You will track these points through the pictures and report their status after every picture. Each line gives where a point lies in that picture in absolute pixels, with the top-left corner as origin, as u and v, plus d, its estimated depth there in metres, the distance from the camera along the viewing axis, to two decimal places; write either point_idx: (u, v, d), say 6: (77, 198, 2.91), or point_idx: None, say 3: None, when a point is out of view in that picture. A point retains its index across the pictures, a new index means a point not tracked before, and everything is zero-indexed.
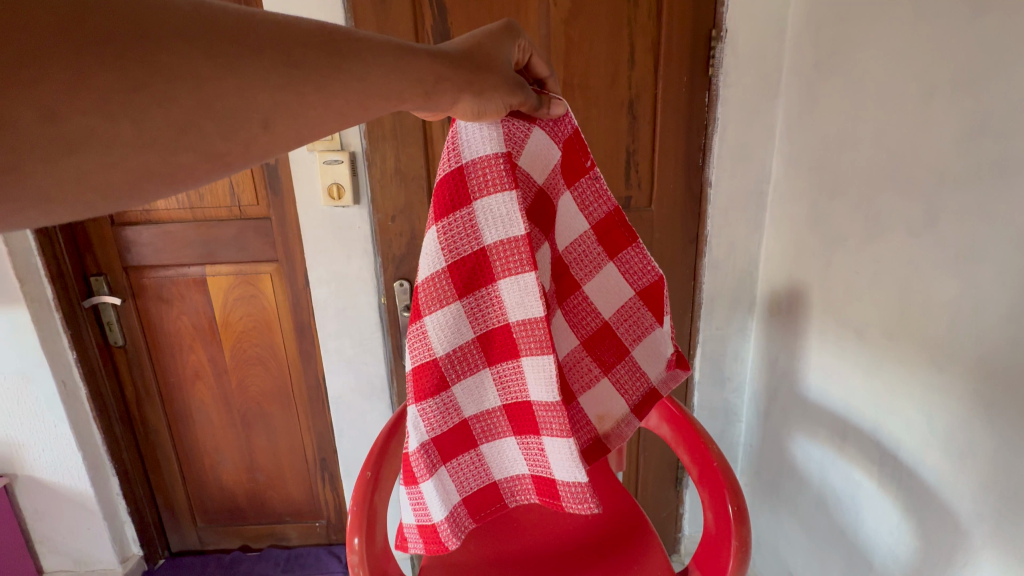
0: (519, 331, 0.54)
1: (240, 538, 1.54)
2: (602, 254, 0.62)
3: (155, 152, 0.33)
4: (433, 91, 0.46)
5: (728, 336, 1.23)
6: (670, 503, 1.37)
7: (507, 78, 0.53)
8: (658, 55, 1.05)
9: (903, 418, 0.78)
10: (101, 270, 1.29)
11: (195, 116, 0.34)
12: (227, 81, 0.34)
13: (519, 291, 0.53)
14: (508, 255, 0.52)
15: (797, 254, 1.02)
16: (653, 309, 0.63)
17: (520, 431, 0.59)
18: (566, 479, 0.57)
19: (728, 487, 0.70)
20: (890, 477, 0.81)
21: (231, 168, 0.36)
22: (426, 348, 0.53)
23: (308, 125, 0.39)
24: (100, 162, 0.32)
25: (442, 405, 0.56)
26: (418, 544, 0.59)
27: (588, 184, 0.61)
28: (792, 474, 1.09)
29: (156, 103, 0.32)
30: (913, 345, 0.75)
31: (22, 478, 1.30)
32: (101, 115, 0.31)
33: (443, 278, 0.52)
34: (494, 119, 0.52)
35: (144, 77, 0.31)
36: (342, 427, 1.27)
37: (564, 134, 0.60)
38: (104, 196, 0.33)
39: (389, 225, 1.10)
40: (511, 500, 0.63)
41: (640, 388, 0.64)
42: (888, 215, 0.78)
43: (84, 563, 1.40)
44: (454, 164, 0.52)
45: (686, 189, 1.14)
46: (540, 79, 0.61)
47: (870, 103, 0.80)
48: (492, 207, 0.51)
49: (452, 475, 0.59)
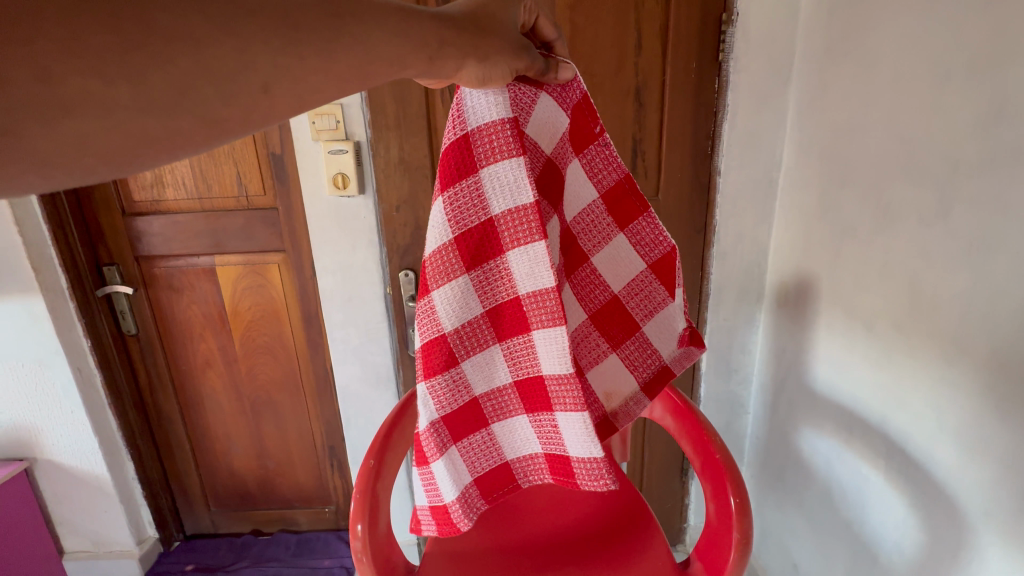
0: (529, 304, 0.54)
1: (251, 523, 1.58)
2: (612, 224, 0.62)
3: (154, 115, 0.34)
4: (437, 56, 0.47)
5: (735, 326, 1.22)
6: (675, 494, 1.38)
7: (512, 42, 0.52)
8: (666, 39, 1.03)
9: (912, 412, 0.77)
10: (113, 260, 1.31)
11: (194, 79, 0.35)
12: (226, 41, 0.35)
13: (528, 261, 0.52)
14: (517, 225, 0.52)
15: (807, 244, 1.01)
16: (665, 282, 0.62)
17: (532, 408, 0.60)
18: (582, 455, 0.58)
19: (729, 478, 0.70)
20: (897, 470, 0.81)
21: (231, 135, 0.38)
22: (434, 324, 0.54)
23: (308, 90, 0.40)
24: (97, 127, 0.33)
25: (452, 381, 0.56)
26: (431, 524, 0.62)
27: (597, 151, 0.60)
28: (798, 467, 1.09)
29: (153, 64, 0.33)
30: (924, 337, 0.74)
31: (42, 461, 1.34)
32: (97, 76, 0.32)
33: (450, 251, 0.52)
34: (501, 85, 0.51)
35: (141, 38, 0.33)
36: (350, 417, 1.28)
37: (573, 100, 0.59)
38: (101, 161, 0.34)
39: (393, 215, 1.09)
40: (524, 481, 0.64)
41: (652, 364, 0.64)
42: (900, 204, 0.76)
43: (103, 544, 1.44)
44: (459, 132, 0.51)
45: (694, 177, 1.12)
46: (547, 43, 0.59)
47: (884, 87, 0.78)
48: (500, 174, 0.51)
49: (463, 456, 0.60)
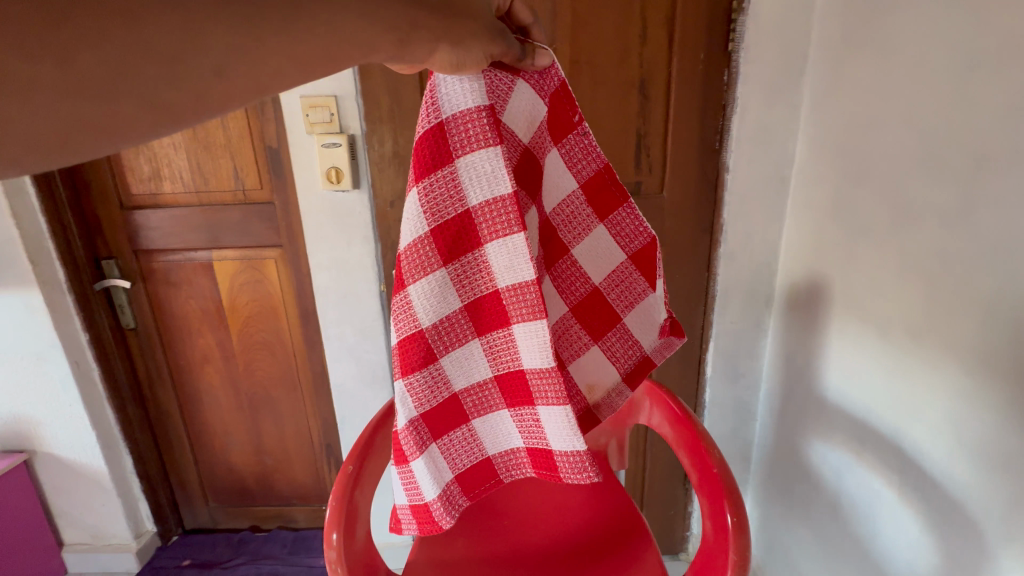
0: (508, 297, 0.52)
1: (249, 519, 1.57)
2: (592, 215, 0.62)
3: (88, 98, 0.34)
4: (407, 40, 0.45)
5: (743, 329, 1.17)
6: (678, 501, 1.33)
7: (487, 26, 0.50)
8: (673, 28, 0.98)
9: (928, 424, 0.72)
10: (111, 253, 1.30)
11: (133, 59, 0.34)
12: (171, 20, 0.34)
13: (507, 253, 0.51)
14: (494, 216, 0.50)
15: (819, 244, 0.96)
16: (646, 273, 0.63)
17: (514, 403, 0.59)
18: (564, 449, 0.56)
19: (727, 493, 0.66)
20: (911, 487, 0.75)
21: (182, 121, 0.36)
22: (411, 320, 0.52)
23: (266, 73, 0.38)
24: (29, 110, 0.33)
25: (430, 378, 0.55)
26: (412, 523, 0.59)
27: (576, 141, 0.59)
28: (806, 478, 1.04)
29: (85, 43, 0.33)
30: (943, 345, 0.68)
31: (41, 454, 1.34)
32: (23, 55, 0.32)
33: (426, 244, 0.51)
34: (475, 71, 0.49)
35: (71, 17, 0.32)
36: (344, 415, 1.26)
37: (551, 87, 0.57)
38: (39, 145, 0.34)
39: (388, 210, 1.07)
40: (505, 475, 0.63)
41: (633, 354, 0.65)
42: (920, 201, 0.71)
43: (101, 537, 1.44)
44: (434, 120, 0.49)
45: (701, 173, 1.07)
46: (523, 28, 0.56)
47: (905, 76, 0.73)
48: (477, 163, 0.49)
49: (444, 453, 0.59)
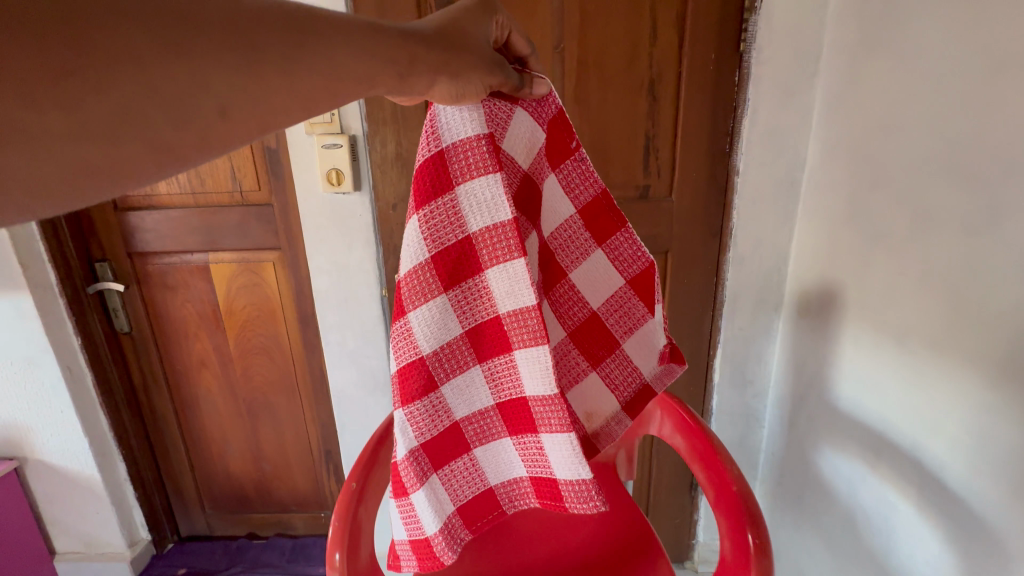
0: (509, 323, 0.54)
1: (246, 526, 1.54)
2: (590, 240, 0.62)
3: (92, 144, 0.31)
4: (408, 73, 0.47)
5: (751, 336, 1.15)
6: (684, 509, 1.31)
7: (485, 57, 0.53)
8: (683, 29, 0.95)
9: (949, 438, 0.70)
10: (106, 256, 1.27)
11: (139, 103, 0.32)
12: (175, 63, 0.32)
13: (507, 280, 0.53)
14: (495, 243, 0.52)
15: (831, 251, 0.94)
16: (645, 299, 0.63)
17: (515, 431, 0.59)
18: (569, 478, 0.56)
19: (748, 516, 0.63)
20: (931, 502, 0.73)
21: (185, 163, 0.34)
22: (412, 347, 0.53)
23: (269, 112, 0.37)
24: (23, 160, 0.29)
25: (431, 406, 0.55)
26: (411, 560, 0.58)
27: (574, 166, 0.61)
28: (817, 489, 1.02)
29: (89, 89, 0.30)
30: (966, 357, 0.66)
31: (33, 461, 1.31)
32: (21, 102, 0.29)
33: (427, 271, 0.52)
34: (475, 101, 0.52)
35: (75, 63, 0.30)
36: (344, 422, 1.23)
37: (548, 115, 0.59)
38: (29, 198, 0.30)
39: (391, 213, 1.04)
40: (509, 505, 0.64)
41: (633, 383, 0.64)
42: (942, 209, 0.69)
43: (95, 546, 1.41)
44: (434, 149, 0.52)
45: (710, 177, 1.04)
46: (521, 58, 0.62)
47: (926, 80, 0.71)
48: (476, 191, 0.51)
49: (445, 483, 0.59)
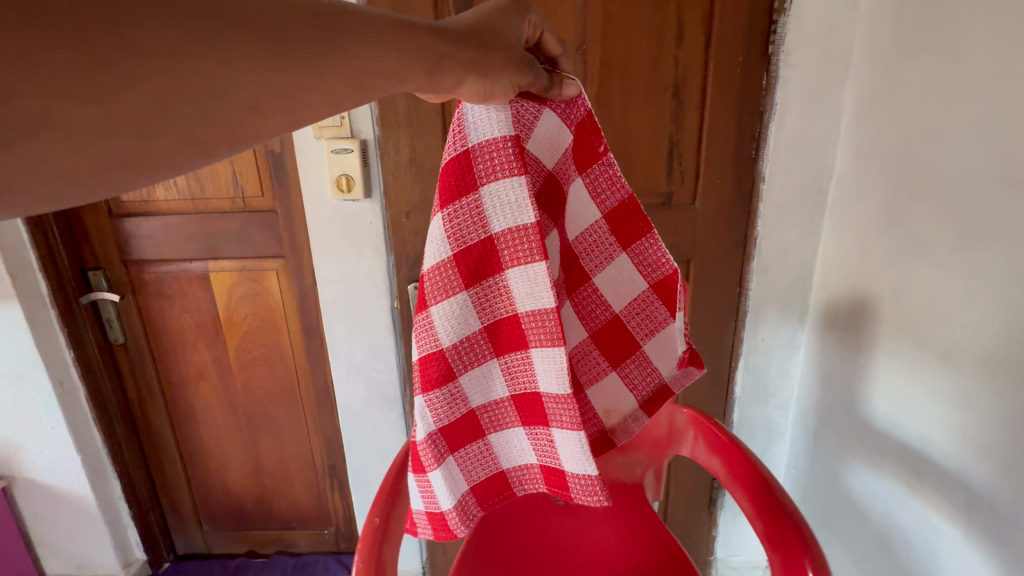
0: (528, 322, 0.50)
1: (245, 543, 1.49)
2: (614, 245, 0.57)
3: (128, 137, 0.31)
4: (436, 70, 0.43)
5: (774, 347, 1.11)
6: (701, 525, 1.27)
7: (515, 57, 0.49)
8: (711, 28, 0.92)
9: (1002, 461, 0.66)
10: (99, 264, 1.22)
11: (170, 96, 0.31)
12: (208, 58, 0.32)
13: (527, 280, 0.48)
14: (517, 242, 0.48)
15: (863, 260, 0.90)
16: (668, 303, 0.57)
17: (529, 422, 0.55)
18: (576, 471, 0.53)
19: (809, 553, 0.58)
20: (981, 527, 0.70)
21: (216, 155, 0.34)
22: (432, 339, 0.49)
23: (299, 106, 0.36)
24: (63, 149, 0.29)
25: (449, 396, 0.51)
26: (427, 528, 0.54)
27: (600, 171, 0.55)
28: (848, 508, 0.98)
29: (123, 82, 0.30)
30: (1019, 376, 0.63)
31: (21, 480, 1.24)
32: (60, 94, 0.28)
33: (449, 268, 0.48)
34: (503, 101, 0.48)
35: (109, 55, 0.29)
36: (351, 438, 1.18)
37: (576, 118, 0.54)
38: (70, 184, 0.31)
39: (404, 221, 0.99)
40: (519, 488, 0.59)
41: (651, 382, 0.59)
42: (993, 219, 0.66)
43: (86, 567, 1.35)
44: (460, 148, 0.48)
45: (735, 184, 1.00)
46: (552, 58, 0.58)
47: (973, 84, 0.67)
48: (501, 193, 0.47)
49: (461, 465, 0.55)
